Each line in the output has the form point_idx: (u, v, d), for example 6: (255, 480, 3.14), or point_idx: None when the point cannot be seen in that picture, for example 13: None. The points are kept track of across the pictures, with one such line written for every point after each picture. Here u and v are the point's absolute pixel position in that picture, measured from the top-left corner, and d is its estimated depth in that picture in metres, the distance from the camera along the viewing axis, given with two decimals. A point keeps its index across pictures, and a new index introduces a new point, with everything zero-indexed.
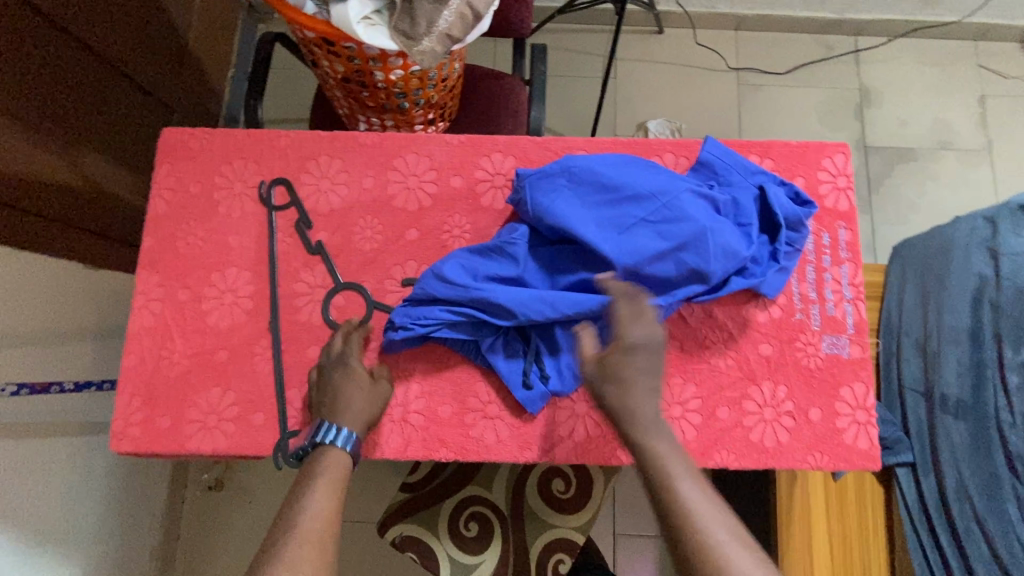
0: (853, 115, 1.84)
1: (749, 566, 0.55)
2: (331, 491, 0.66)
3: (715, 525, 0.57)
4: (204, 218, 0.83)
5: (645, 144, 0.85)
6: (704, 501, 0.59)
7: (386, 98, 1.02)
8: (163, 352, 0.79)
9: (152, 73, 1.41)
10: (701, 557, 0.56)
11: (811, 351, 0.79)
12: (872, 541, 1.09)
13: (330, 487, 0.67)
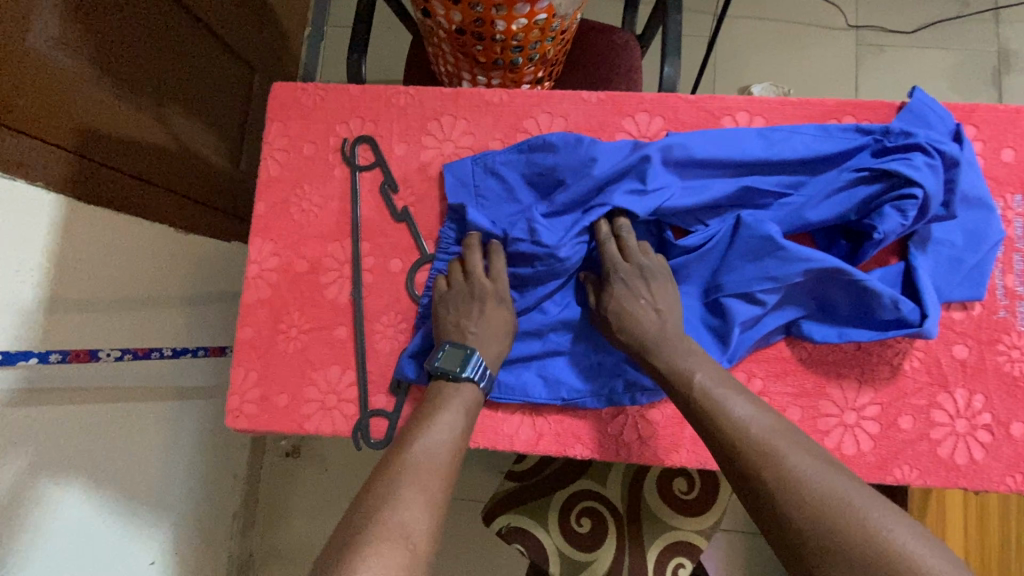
0: (987, 81, 1.63)
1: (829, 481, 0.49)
2: (447, 432, 0.60)
3: (793, 451, 0.52)
4: (320, 182, 0.76)
5: (822, 107, 0.72)
6: (791, 442, 0.53)
7: (501, 52, 0.92)
8: (280, 325, 0.74)
9: (239, 32, 1.35)
10: (786, 491, 0.50)
11: (1016, 356, 0.67)
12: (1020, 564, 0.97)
13: (458, 413, 0.62)
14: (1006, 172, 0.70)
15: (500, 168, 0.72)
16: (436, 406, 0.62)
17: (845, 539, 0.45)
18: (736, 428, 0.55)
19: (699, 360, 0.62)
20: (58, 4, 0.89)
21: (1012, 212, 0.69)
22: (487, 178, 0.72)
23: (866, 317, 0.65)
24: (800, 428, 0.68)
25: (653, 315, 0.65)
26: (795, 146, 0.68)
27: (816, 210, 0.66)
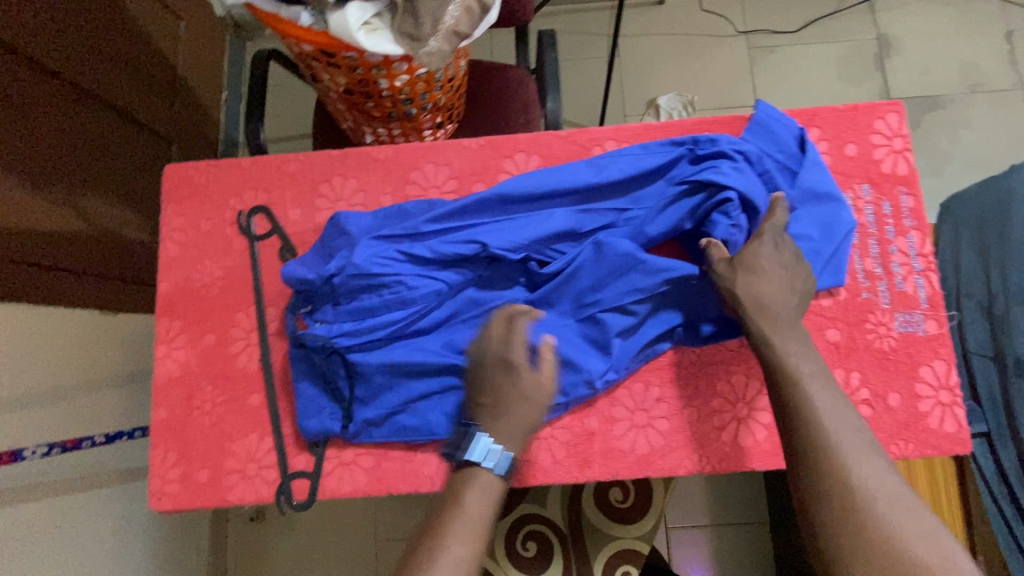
0: (872, 67, 1.75)
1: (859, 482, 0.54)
2: (485, 516, 0.59)
3: (828, 407, 0.59)
4: (220, 256, 0.78)
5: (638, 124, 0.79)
6: (820, 400, 0.59)
7: (392, 105, 0.96)
8: (195, 402, 0.75)
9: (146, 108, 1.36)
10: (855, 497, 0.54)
11: (884, 332, 0.73)
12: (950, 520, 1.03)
13: (484, 503, 0.60)
14: (852, 165, 0.77)
15: (349, 225, 0.72)
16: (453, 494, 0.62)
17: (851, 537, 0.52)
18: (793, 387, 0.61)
19: (802, 356, 0.63)
20: None
21: (862, 201, 0.76)
22: (340, 236, 0.72)
23: (731, 317, 0.71)
24: (699, 428, 0.72)
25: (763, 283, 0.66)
26: (625, 163, 0.74)
27: (654, 223, 0.72)
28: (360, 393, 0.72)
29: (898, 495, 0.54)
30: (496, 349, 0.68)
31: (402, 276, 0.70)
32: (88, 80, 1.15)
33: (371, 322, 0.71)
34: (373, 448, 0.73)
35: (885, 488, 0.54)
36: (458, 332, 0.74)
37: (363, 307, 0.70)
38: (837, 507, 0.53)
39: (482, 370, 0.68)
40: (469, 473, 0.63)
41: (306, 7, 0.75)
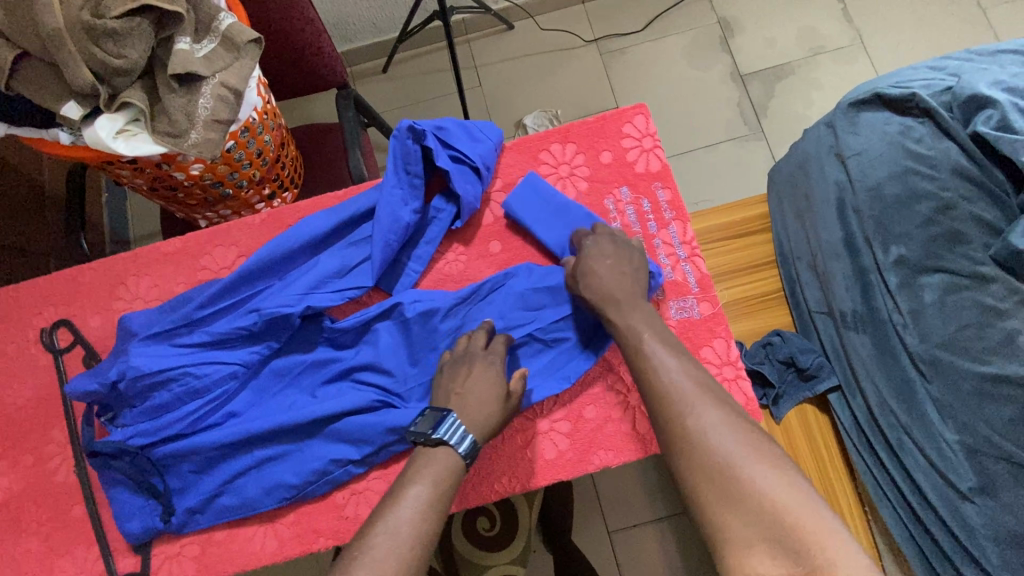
0: (719, 49, 1.82)
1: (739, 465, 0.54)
2: (427, 492, 0.61)
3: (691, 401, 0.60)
4: (30, 375, 0.80)
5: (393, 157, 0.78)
6: (687, 385, 0.61)
7: (203, 191, 0.99)
8: (21, 525, 0.76)
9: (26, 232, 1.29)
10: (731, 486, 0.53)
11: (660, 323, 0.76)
12: (835, 478, 0.98)
13: (433, 485, 0.62)
14: (608, 171, 0.81)
15: (133, 327, 0.75)
16: (421, 460, 0.64)
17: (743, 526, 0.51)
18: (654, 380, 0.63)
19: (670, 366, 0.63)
20: None
21: (622, 203, 0.80)
22: (128, 338, 0.74)
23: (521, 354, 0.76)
24: (506, 450, 0.74)
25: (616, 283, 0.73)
26: (393, 210, 0.75)
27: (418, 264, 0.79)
28: (175, 484, 0.73)
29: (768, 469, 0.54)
30: (460, 350, 0.73)
31: (186, 366, 0.72)
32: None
33: (168, 417, 0.72)
34: (197, 535, 0.74)
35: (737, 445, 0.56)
36: (262, 405, 0.75)
37: (156, 403, 0.72)
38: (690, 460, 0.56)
39: (461, 361, 0.72)
40: (438, 450, 0.64)
41: (63, 127, 0.78)
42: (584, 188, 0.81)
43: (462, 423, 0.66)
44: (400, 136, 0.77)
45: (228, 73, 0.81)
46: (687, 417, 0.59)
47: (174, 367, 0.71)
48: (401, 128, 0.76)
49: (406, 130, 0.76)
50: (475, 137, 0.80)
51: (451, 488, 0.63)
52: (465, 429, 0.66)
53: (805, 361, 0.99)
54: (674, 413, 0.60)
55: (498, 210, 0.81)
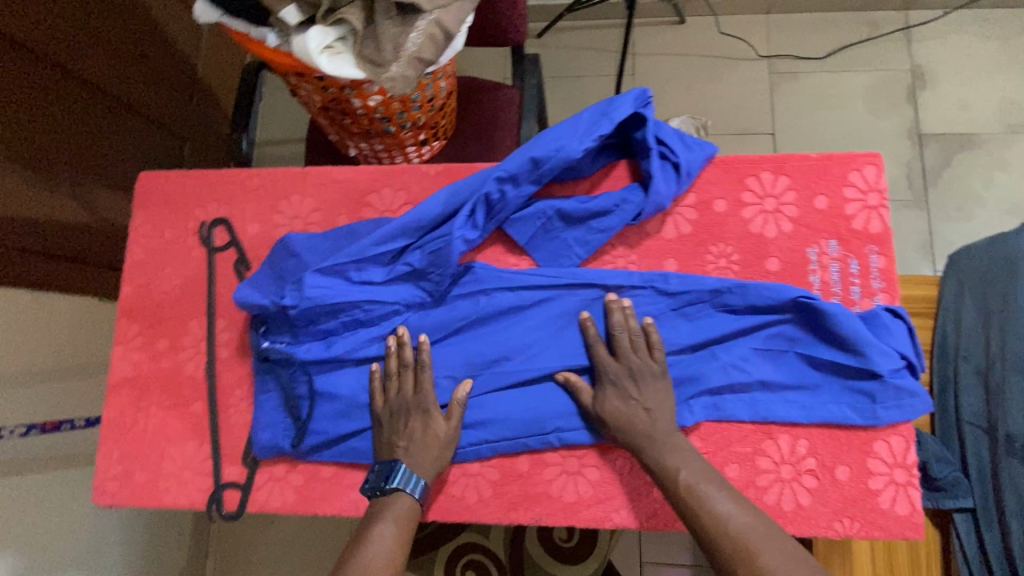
0: (902, 99, 1.65)
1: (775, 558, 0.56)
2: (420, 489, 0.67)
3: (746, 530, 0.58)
4: (180, 264, 0.81)
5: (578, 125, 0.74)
6: (728, 501, 0.60)
7: (370, 123, 0.97)
8: (143, 404, 0.78)
9: (177, 117, 1.49)
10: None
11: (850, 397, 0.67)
12: None
13: (398, 526, 0.64)
14: (820, 219, 0.72)
15: (304, 253, 0.73)
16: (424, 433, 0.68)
17: None
18: (720, 528, 0.59)
19: (683, 452, 0.64)
20: None
21: (826, 257, 0.71)
22: (290, 258, 0.73)
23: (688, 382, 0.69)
24: (631, 482, 0.69)
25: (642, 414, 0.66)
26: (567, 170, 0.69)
27: (585, 247, 0.73)
28: (316, 413, 0.72)
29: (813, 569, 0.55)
30: (390, 395, 0.70)
31: (357, 300, 0.71)
32: (113, 87, 1.23)
33: (331, 346, 0.72)
34: (305, 467, 0.74)
35: (768, 539, 0.57)
36: (407, 353, 0.72)
37: (321, 331, 0.72)
38: (728, 554, 0.58)
39: (395, 406, 0.70)
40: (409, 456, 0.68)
41: (271, 28, 0.76)
42: (788, 230, 0.72)
43: (413, 469, 0.67)
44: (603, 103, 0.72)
45: (446, 10, 0.76)
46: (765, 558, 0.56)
47: (344, 300, 0.70)
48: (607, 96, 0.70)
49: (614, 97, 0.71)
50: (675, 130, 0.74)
51: (415, 527, 0.66)
52: (417, 474, 0.67)
53: (938, 471, 0.89)
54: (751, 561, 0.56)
55: (684, 226, 0.74)
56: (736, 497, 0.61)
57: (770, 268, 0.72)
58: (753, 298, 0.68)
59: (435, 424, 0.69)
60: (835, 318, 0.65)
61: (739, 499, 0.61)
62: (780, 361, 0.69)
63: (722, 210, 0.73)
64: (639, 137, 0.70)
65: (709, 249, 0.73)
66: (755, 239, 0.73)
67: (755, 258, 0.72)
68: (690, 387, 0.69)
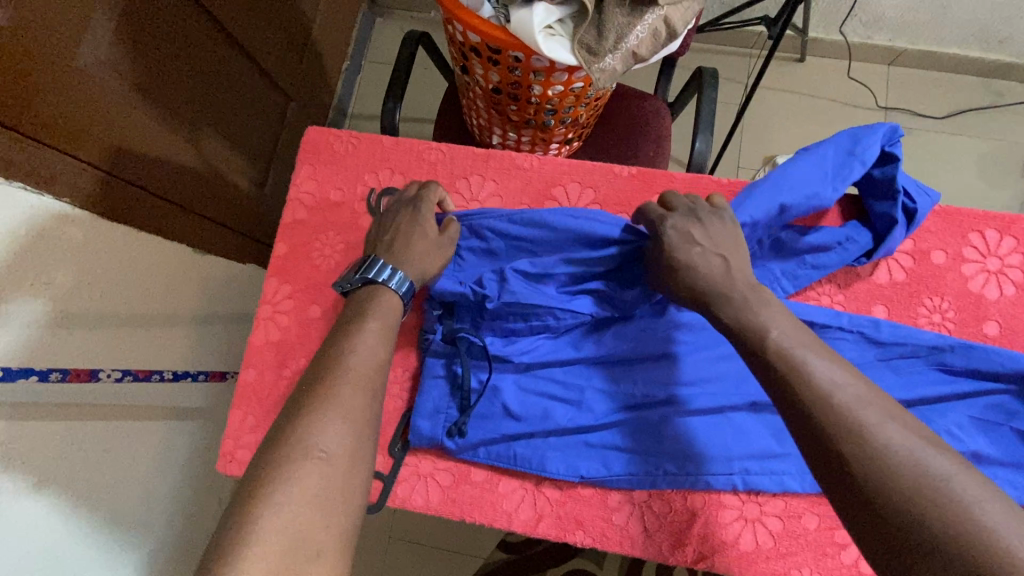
0: (1018, 173, 1.61)
1: (881, 424, 0.45)
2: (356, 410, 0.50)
3: (921, 452, 0.43)
4: (342, 229, 0.76)
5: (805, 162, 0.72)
6: (832, 366, 0.49)
7: (535, 113, 0.92)
8: (286, 372, 0.73)
9: (289, 77, 1.47)
10: (874, 461, 0.43)
11: None
12: None
13: (383, 328, 0.58)
14: None
15: (499, 246, 0.71)
16: (354, 339, 0.55)
17: (914, 496, 0.41)
18: (812, 390, 0.48)
19: (776, 313, 0.55)
20: (110, 30, 0.92)
21: None
22: (478, 245, 0.71)
23: None
24: (816, 539, 0.64)
25: (717, 260, 0.60)
26: (809, 202, 0.66)
27: (794, 281, 0.68)
28: (481, 407, 0.68)
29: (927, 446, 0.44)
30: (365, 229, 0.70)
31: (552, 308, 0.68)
32: (236, 28, 1.21)
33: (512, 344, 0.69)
34: (456, 466, 0.69)
35: (878, 410, 0.46)
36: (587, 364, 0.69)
37: (507, 329, 0.69)
38: (824, 425, 0.46)
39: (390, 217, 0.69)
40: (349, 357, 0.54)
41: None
42: (1011, 294, 0.68)
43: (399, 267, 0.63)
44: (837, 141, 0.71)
45: (676, 8, 0.71)
46: (880, 430, 0.45)
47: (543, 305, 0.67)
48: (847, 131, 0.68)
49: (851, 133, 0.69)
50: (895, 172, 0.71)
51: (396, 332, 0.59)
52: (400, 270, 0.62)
53: None
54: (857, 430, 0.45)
55: (898, 273, 0.69)
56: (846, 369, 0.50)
57: (988, 331, 0.67)
58: (974, 364, 0.64)
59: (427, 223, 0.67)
60: None
61: (843, 369, 0.49)
62: (997, 435, 0.63)
63: (941, 263, 0.69)
64: (877, 176, 0.67)
65: (921, 301, 0.69)
66: (973, 299, 0.68)
67: (972, 318, 0.67)
68: None
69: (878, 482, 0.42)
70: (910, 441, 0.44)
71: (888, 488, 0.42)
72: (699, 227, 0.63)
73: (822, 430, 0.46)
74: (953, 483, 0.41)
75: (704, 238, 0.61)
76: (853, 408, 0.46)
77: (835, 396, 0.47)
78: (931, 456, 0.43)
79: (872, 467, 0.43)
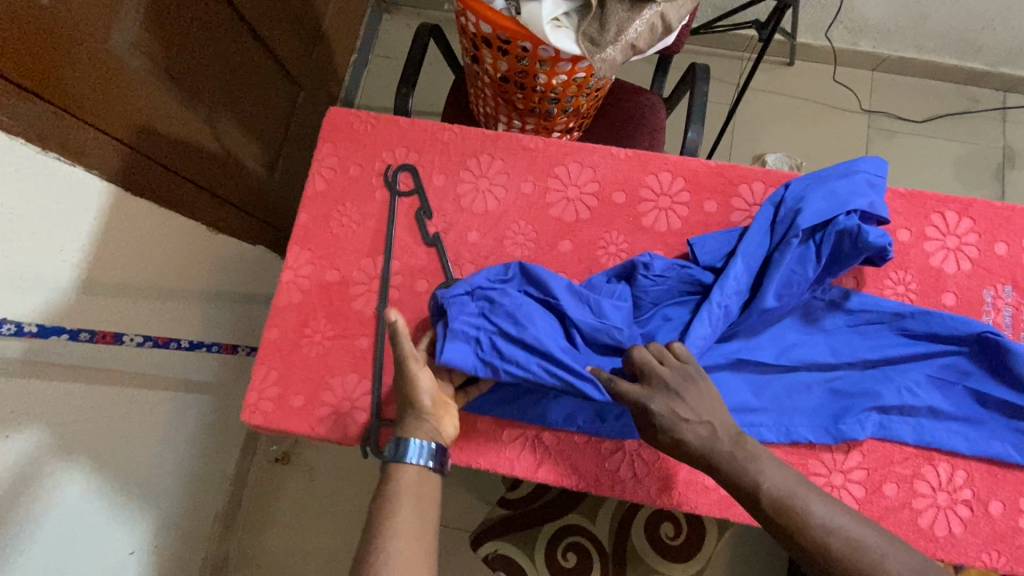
0: (991, 176, 1.70)
1: (813, 502, 0.58)
2: (413, 513, 0.62)
3: (834, 513, 0.57)
4: (360, 201, 0.82)
5: (792, 210, 0.73)
6: (763, 457, 0.61)
7: (539, 102, 0.99)
8: (306, 331, 0.79)
9: (301, 68, 1.53)
10: (814, 536, 0.56)
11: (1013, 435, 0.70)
12: None
13: (418, 497, 0.63)
14: (998, 264, 0.75)
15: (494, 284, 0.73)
16: (407, 478, 0.64)
17: (847, 554, 0.54)
18: (759, 485, 0.59)
19: (716, 406, 0.64)
20: (138, 13, 0.98)
21: (1002, 301, 0.74)
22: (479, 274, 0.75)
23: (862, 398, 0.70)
24: None
25: (704, 429, 0.63)
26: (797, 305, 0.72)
27: None
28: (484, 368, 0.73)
29: (844, 511, 0.58)
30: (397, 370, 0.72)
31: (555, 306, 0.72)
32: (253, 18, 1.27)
33: None
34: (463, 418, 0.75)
35: (807, 491, 0.59)
36: None
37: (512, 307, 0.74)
38: (773, 511, 0.58)
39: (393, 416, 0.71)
40: (400, 476, 0.64)
41: None
42: (967, 269, 0.75)
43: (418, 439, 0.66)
44: (835, 205, 0.70)
45: (672, 6, 0.79)
46: (812, 510, 0.57)
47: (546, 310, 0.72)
48: (849, 223, 0.68)
49: (851, 220, 0.69)
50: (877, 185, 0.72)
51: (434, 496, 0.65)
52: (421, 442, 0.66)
53: None
54: (799, 515, 0.57)
55: None
56: (772, 456, 0.62)
57: (947, 301, 0.75)
58: (932, 328, 0.71)
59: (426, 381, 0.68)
60: (1019, 357, 0.68)
61: (773, 459, 0.61)
62: (949, 392, 0.71)
63: (905, 240, 0.76)
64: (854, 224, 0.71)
65: (887, 274, 0.76)
66: (933, 273, 0.75)
67: (932, 290, 0.75)
68: (863, 402, 0.70)
69: (824, 552, 0.55)
70: (836, 513, 0.57)
71: (830, 553, 0.55)
72: (682, 402, 0.63)
73: (775, 517, 0.58)
74: (870, 540, 0.55)
75: (687, 412, 0.63)
76: (790, 495, 0.58)
77: (775, 488, 0.59)
78: (850, 521, 0.57)
79: (816, 542, 0.56)
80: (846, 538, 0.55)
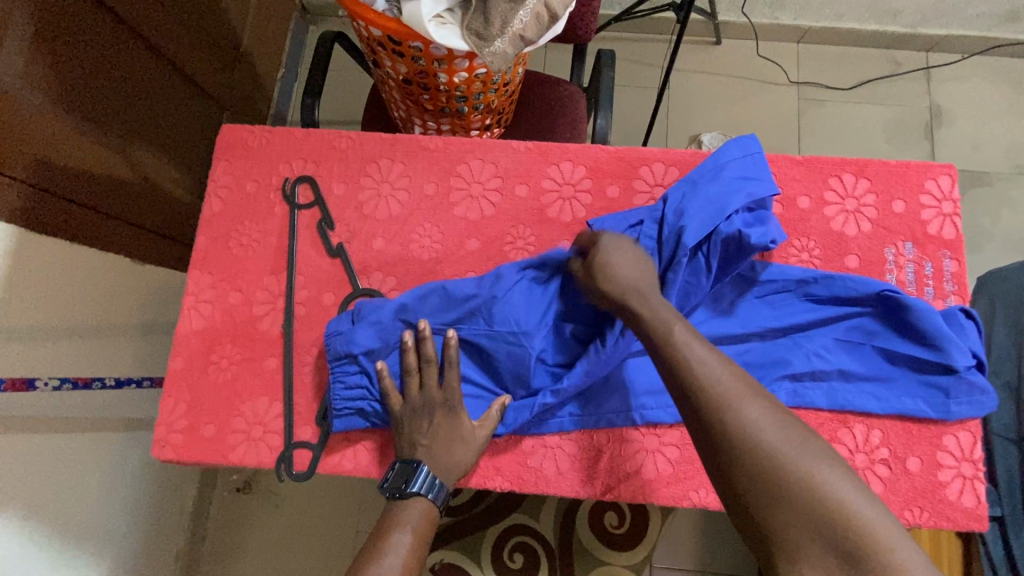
0: (920, 135, 1.73)
1: (802, 458, 0.48)
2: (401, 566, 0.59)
3: (823, 473, 0.47)
4: (259, 219, 0.80)
5: (676, 227, 0.70)
6: (751, 400, 0.51)
7: (447, 101, 0.97)
8: (212, 357, 0.76)
9: (220, 86, 1.49)
10: (794, 493, 0.46)
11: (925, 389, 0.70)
12: None
13: (416, 536, 0.62)
14: (897, 222, 0.76)
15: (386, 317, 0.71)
16: (404, 517, 0.62)
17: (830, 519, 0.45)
18: (739, 424, 0.50)
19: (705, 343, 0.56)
20: (28, 44, 0.92)
21: (903, 258, 0.75)
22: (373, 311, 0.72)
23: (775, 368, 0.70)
24: None
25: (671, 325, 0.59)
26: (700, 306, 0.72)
27: None
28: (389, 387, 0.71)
29: (838, 477, 0.47)
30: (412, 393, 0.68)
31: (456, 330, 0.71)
32: (160, 41, 1.22)
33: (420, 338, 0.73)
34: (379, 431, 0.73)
35: (794, 444, 0.49)
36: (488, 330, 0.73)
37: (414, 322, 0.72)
38: (751, 461, 0.48)
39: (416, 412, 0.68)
40: (409, 509, 0.63)
41: None
42: (867, 230, 0.76)
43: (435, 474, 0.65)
44: (715, 213, 0.69)
45: None
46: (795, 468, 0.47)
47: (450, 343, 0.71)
48: (730, 230, 0.68)
49: (732, 225, 0.68)
50: (748, 175, 0.71)
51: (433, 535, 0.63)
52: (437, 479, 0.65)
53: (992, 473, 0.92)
54: (781, 468, 0.47)
55: None
56: (763, 402, 0.52)
57: (850, 264, 0.75)
58: (835, 292, 0.72)
59: (466, 425, 0.68)
60: (919, 313, 0.68)
61: (763, 403, 0.52)
62: (858, 353, 0.71)
63: (806, 207, 0.77)
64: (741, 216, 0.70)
65: (792, 242, 0.76)
66: (835, 237, 0.76)
67: (835, 254, 0.75)
68: (776, 372, 0.70)
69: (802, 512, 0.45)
70: (824, 475, 0.47)
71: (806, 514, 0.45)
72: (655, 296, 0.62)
73: (755, 464, 0.48)
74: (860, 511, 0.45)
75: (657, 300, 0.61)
76: (771, 442, 0.49)
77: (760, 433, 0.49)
78: (843, 490, 0.46)
79: (794, 500, 0.46)
80: (832, 504, 0.45)
